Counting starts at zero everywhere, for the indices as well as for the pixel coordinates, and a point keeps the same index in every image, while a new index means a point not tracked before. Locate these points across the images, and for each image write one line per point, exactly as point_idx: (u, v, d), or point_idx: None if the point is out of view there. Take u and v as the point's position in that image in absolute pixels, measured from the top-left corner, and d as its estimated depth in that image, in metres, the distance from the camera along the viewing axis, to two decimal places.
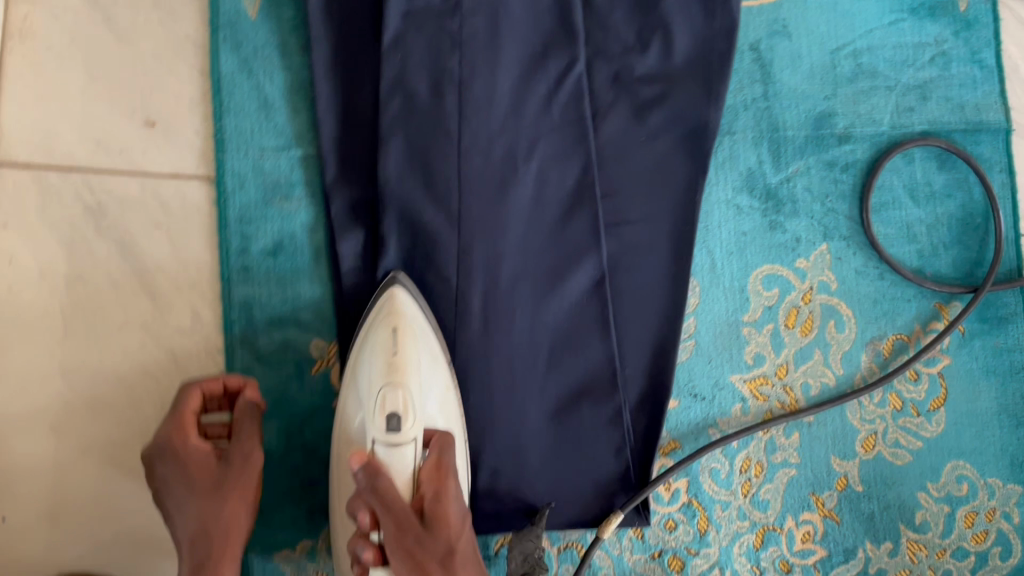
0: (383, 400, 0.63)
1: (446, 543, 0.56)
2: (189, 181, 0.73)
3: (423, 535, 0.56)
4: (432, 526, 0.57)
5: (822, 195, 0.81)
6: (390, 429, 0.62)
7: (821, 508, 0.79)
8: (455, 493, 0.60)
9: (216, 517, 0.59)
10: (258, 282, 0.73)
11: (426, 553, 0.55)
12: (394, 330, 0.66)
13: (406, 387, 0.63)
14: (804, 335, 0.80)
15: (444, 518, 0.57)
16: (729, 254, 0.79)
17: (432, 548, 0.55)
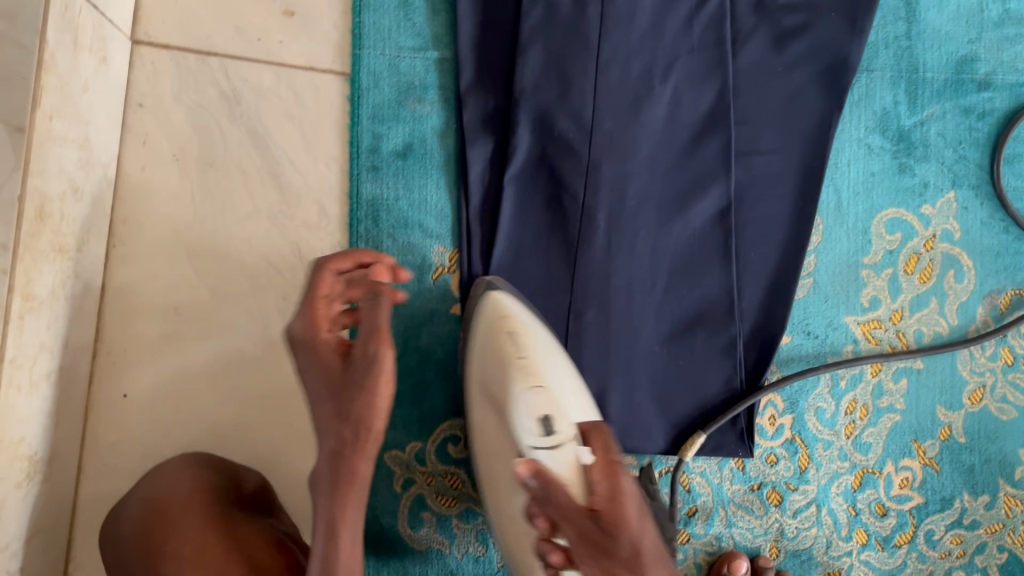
0: (526, 406, 0.56)
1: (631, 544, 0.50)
2: (325, 74, 0.73)
3: (596, 535, 0.50)
4: (611, 530, 0.49)
5: (955, 141, 0.79)
6: (546, 433, 0.55)
7: (922, 456, 0.79)
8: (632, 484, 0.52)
9: (348, 414, 0.57)
10: (386, 182, 0.73)
11: (614, 559, 0.50)
12: (514, 332, 0.61)
13: (550, 388, 0.57)
14: (922, 282, 0.79)
15: (622, 520, 0.50)
16: (855, 194, 0.78)
17: (618, 555, 0.50)
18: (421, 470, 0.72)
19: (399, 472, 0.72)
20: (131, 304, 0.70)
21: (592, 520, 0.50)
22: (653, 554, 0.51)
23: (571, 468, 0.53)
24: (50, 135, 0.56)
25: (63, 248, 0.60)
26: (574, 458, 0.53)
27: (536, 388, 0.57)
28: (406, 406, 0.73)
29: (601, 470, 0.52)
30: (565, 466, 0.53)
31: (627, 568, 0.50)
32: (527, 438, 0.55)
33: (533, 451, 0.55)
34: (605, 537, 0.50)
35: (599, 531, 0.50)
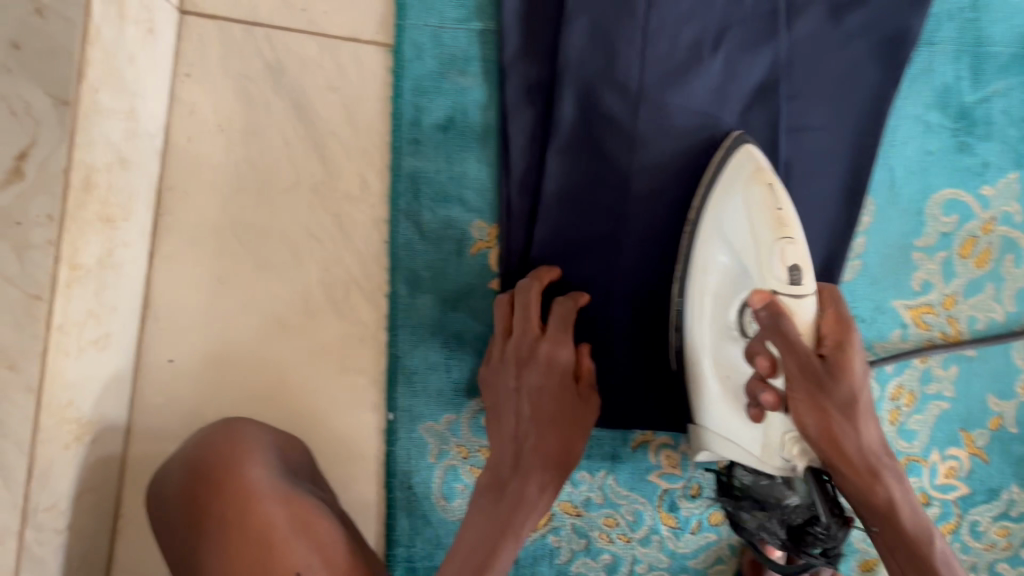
0: (774, 258, 0.54)
1: (852, 395, 0.55)
2: (367, 46, 0.73)
3: (827, 380, 0.54)
4: (836, 372, 0.54)
5: (1020, 119, 0.76)
6: (793, 282, 0.54)
7: (970, 445, 0.77)
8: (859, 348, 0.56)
9: (567, 449, 0.65)
10: (427, 156, 0.73)
11: (831, 402, 0.54)
12: (774, 185, 0.56)
13: (800, 241, 0.54)
14: (977, 266, 0.76)
15: (847, 365, 0.55)
16: (910, 174, 0.75)
17: (839, 398, 0.54)
18: (456, 443, 0.74)
19: (434, 444, 0.74)
20: (178, 272, 0.72)
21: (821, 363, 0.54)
22: (868, 410, 0.57)
23: (809, 325, 0.54)
24: (96, 107, 0.57)
25: (108, 218, 0.62)
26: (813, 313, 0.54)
27: (789, 236, 0.54)
28: (442, 378, 0.74)
29: (832, 328, 0.56)
30: (806, 318, 0.54)
31: (844, 414, 0.55)
32: (772, 282, 0.54)
33: (772, 292, 0.54)
34: (834, 381, 0.54)
35: (829, 375, 0.54)
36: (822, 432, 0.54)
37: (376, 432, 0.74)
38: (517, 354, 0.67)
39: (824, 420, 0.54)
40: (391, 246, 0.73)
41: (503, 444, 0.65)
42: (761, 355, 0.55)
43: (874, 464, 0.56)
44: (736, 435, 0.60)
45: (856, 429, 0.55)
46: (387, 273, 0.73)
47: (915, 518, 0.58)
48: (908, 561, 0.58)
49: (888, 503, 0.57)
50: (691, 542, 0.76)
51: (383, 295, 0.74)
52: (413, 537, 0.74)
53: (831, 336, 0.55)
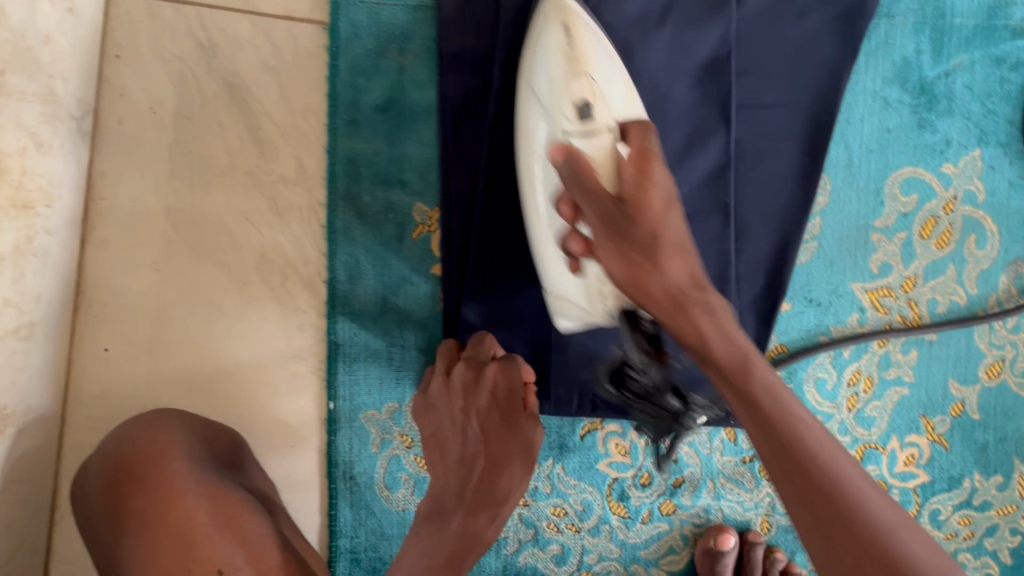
0: (565, 96, 0.53)
1: (651, 233, 0.43)
2: (303, 24, 0.71)
3: (616, 217, 0.44)
4: (633, 214, 0.43)
5: (984, 94, 0.73)
6: (583, 118, 0.52)
7: (930, 432, 0.74)
8: (664, 176, 0.44)
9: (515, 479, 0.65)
10: (365, 138, 0.71)
11: (630, 244, 0.44)
12: (566, 27, 0.54)
13: (594, 77, 0.53)
14: (939, 248, 0.73)
15: (646, 201, 0.43)
16: (868, 152, 0.73)
17: (639, 244, 0.44)
18: (399, 433, 0.73)
19: (377, 434, 0.72)
20: (110, 260, 0.70)
21: (614, 203, 0.44)
22: (676, 246, 0.44)
23: (606, 155, 0.48)
24: (4, 90, 0.55)
25: (27, 205, 0.59)
26: (608, 145, 0.49)
27: (577, 75, 0.53)
28: (384, 366, 0.72)
29: (631, 165, 0.43)
30: (600, 151, 0.48)
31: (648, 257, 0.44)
32: (564, 124, 0.53)
33: (567, 137, 0.52)
34: (626, 222, 0.44)
35: (620, 211, 0.44)
36: (626, 276, 0.45)
37: (317, 422, 0.72)
38: (462, 382, 0.66)
39: (627, 264, 0.45)
40: (329, 231, 0.71)
41: (449, 475, 0.66)
42: (561, 202, 0.51)
43: (679, 298, 0.45)
44: (565, 289, 0.59)
45: (658, 268, 0.44)
46: (326, 259, 0.71)
47: (733, 350, 0.44)
48: (786, 460, 0.40)
49: (696, 334, 0.45)
50: (642, 532, 0.74)
51: (321, 282, 0.72)
52: (356, 528, 0.73)
53: (629, 169, 0.44)
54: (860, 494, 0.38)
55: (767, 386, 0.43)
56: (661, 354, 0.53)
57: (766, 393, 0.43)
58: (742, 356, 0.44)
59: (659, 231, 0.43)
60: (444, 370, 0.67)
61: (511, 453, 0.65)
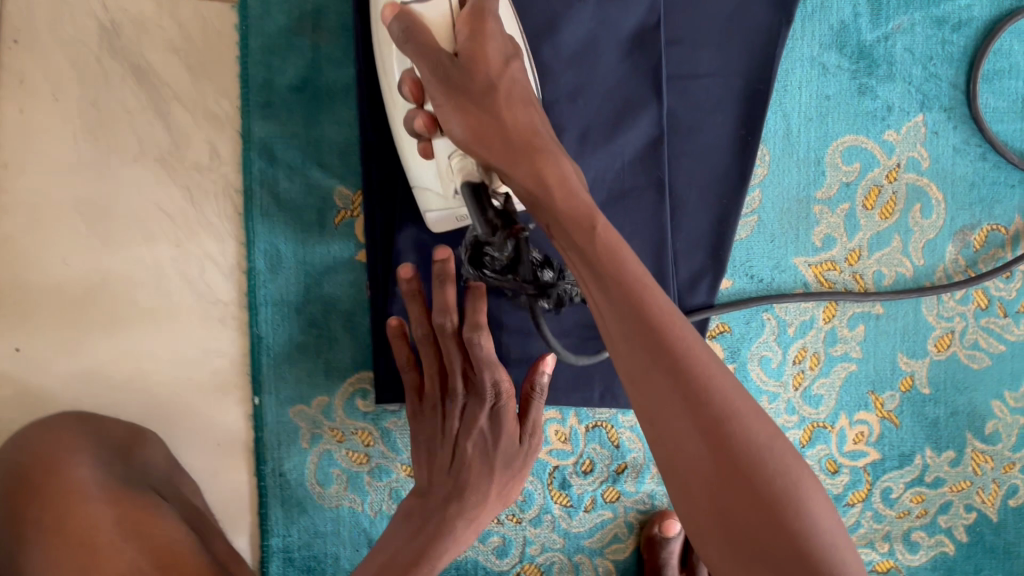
0: None
1: (487, 82, 0.46)
2: (211, 4, 0.67)
3: (452, 73, 0.46)
4: (467, 66, 0.46)
5: (925, 57, 0.70)
6: None
7: (879, 409, 0.72)
8: (498, 31, 0.47)
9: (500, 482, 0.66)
10: (281, 120, 0.67)
11: (465, 96, 0.46)
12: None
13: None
14: (883, 218, 0.71)
15: (482, 54, 0.46)
16: (807, 121, 0.70)
17: (475, 93, 0.46)
18: (329, 426, 0.70)
19: (306, 429, 0.70)
20: (17, 256, 0.66)
21: (448, 58, 0.47)
22: (514, 99, 0.47)
23: (444, 20, 0.48)
24: None
25: None
26: (445, 7, 0.49)
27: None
28: (310, 358, 0.69)
29: (467, 20, 0.47)
30: (438, 17, 0.49)
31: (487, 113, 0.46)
32: None
33: (403, 3, 0.50)
34: (462, 73, 0.46)
35: (457, 67, 0.46)
36: (467, 133, 0.46)
37: (242, 418, 0.69)
38: (461, 397, 0.65)
39: (469, 119, 0.46)
40: (247, 218, 0.68)
41: (435, 473, 0.65)
42: (406, 78, 0.53)
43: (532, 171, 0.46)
44: (422, 176, 0.59)
45: (498, 115, 0.46)
46: (244, 247, 0.68)
47: (575, 204, 0.45)
48: (628, 329, 0.41)
49: (534, 178, 0.46)
50: (585, 521, 0.72)
51: (241, 272, 0.68)
52: (288, 526, 0.70)
53: (464, 28, 0.47)
54: (696, 362, 0.39)
55: (617, 258, 0.43)
56: (514, 224, 0.49)
57: (613, 266, 0.43)
58: (587, 215, 0.45)
59: (494, 86, 0.46)
60: (433, 372, 0.65)
61: (508, 460, 0.66)
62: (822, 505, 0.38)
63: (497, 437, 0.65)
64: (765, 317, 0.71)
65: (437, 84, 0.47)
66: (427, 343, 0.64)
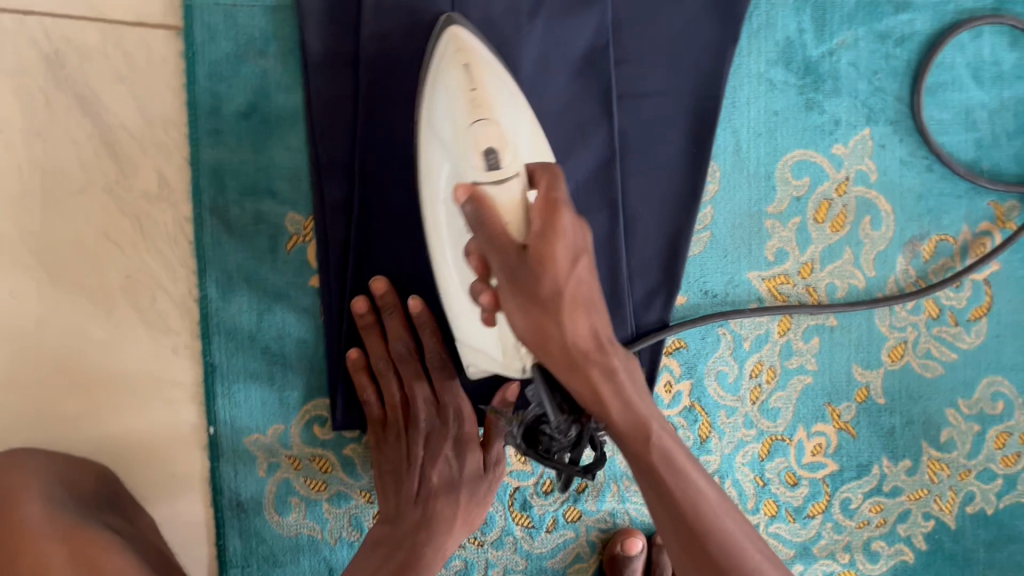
0: (472, 139, 0.51)
1: (555, 288, 0.42)
2: (155, 30, 0.66)
3: (520, 274, 0.42)
4: (536, 267, 0.42)
5: (870, 71, 0.71)
6: (490, 166, 0.50)
7: (836, 420, 0.72)
8: (573, 225, 0.43)
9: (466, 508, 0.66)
10: (231, 147, 0.67)
11: (528, 294, 0.42)
12: (468, 67, 0.53)
13: (498, 122, 0.52)
14: (834, 231, 0.71)
15: (550, 255, 0.42)
16: (756, 136, 0.70)
17: (540, 296, 0.42)
18: (286, 454, 0.69)
19: (263, 457, 0.69)
20: None
21: (518, 257, 0.43)
22: (579, 303, 0.43)
23: (515, 206, 0.46)
24: None
25: None
26: (518, 193, 0.47)
27: (484, 121, 0.52)
28: (265, 386, 0.69)
29: (539, 213, 0.43)
30: (509, 200, 0.47)
31: (550, 315, 0.43)
32: (473, 173, 0.51)
33: (475, 183, 0.50)
34: (529, 274, 0.42)
35: (524, 265, 0.42)
36: (531, 331, 0.44)
37: (197, 449, 0.69)
38: (424, 425, 0.67)
39: (533, 321, 0.43)
40: (197, 246, 0.67)
41: (404, 504, 0.66)
42: (473, 255, 0.48)
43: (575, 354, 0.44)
44: (477, 339, 0.58)
45: (561, 327, 0.43)
46: (196, 277, 0.68)
47: (631, 416, 0.46)
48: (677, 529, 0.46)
49: (592, 396, 0.45)
50: (547, 541, 0.72)
51: (193, 301, 0.68)
52: (247, 557, 0.69)
53: (538, 219, 0.43)
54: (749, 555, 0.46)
55: (676, 466, 0.46)
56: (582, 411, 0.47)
57: (678, 489, 0.46)
58: (643, 420, 0.46)
59: (561, 290, 0.42)
60: (395, 402, 0.67)
61: (473, 486, 0.67)
62: None
63: (461, 463, 0.67)
64: (719, 333, 0.71)
65: (504, 281, 0.44)
66: (387, 373, 0.66)
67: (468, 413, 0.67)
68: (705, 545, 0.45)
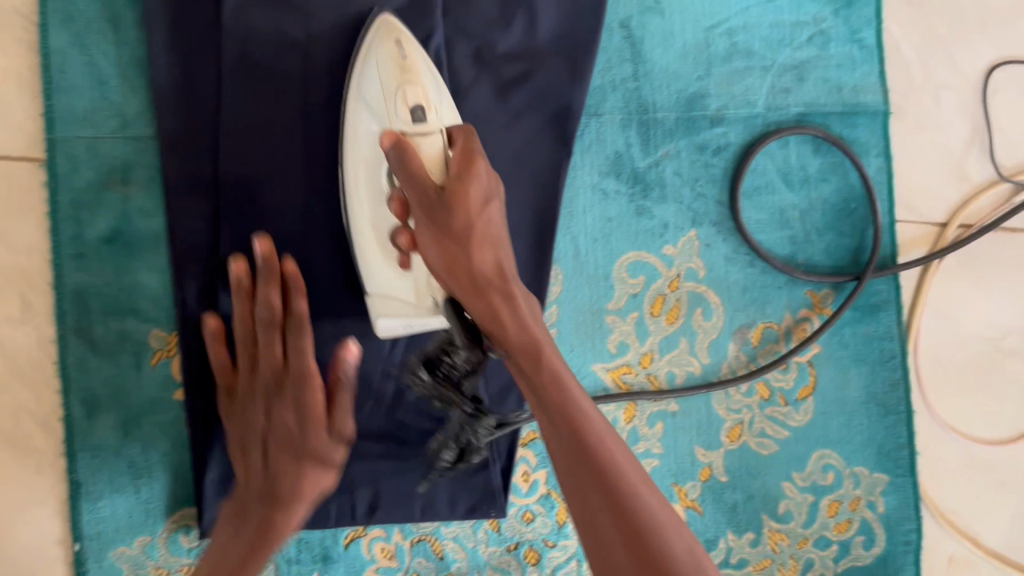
0: (399, 98, 0.59)
1: (466, 223, 0.53)
2: (18, 163, 0.69)
3: (436, 206, 0.54)
4: (450, 201, 0.53)
5: (692, 179, 0.78)
6: (415, 120, 0.57)
7: (683, 498, 0.78)
8: (485, 173, 0.55)
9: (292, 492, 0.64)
10: (93, 270, 0.69)
11: (445, 220, 0.53)
12: (400, 44, 0.60)
13: (424, 85, 0.59)
14: (669, 323, 0.78)
15: (463, 193, 0.53)
16: (593, 241, 0.77)
17: (452, 222, 0.53)
18: (153, 565, 0.71)
19: (129, 570, 0.70)
20: None
21: (436, 193, 0.54)
22: (487, 238, 0.54)
23: (434, 156, 0.56)
24: None
25: None
26: (438, 145, 0.56)
27: (409, 82, 0.59)
28: (131, 499, 0.70)
29: (458, 161, 0.55)
30: (431, 150, 0.56)
31: (461, 242, 0.53)
32: (398, 124, 0.58)
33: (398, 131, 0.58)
34: (444, 209, 0.53)
35: (441, 202, 0.53)
36: (442, 261, 0.54)
37: (63, 565, 0.70)
38: (270, 394, 0.65)
39: (444, 250, 0.54)
40: (61, 366, 0.69)
41: (251, 471, 0.64)
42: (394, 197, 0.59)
43: (478, 280, 0.54)
44: (391, 289, 0.64)
45: (469, 255, 0.53)
46: (60, 396, 0.70)
47: (525, 335, 0.52)
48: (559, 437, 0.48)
49: (489, 313, 0.53)
50: None
51: (58, 420, 0.70)
52: None
53: (455, 167, 0.55)
54: (623, 471, 0.46)
55: (560, 384, 0.50)
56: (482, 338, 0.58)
57: (567, 404, 0.49)
58: (535, 347, 0.52)
59: (472, 225, 0.53)
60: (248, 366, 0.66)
61: (321, 454, 0.65)
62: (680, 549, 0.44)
63: (305, 429, 0.65)
64: None
65: (422, 213, 0.54)
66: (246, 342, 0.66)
67: (317, 378, 0.65)
68: (588, 452, 0.47)
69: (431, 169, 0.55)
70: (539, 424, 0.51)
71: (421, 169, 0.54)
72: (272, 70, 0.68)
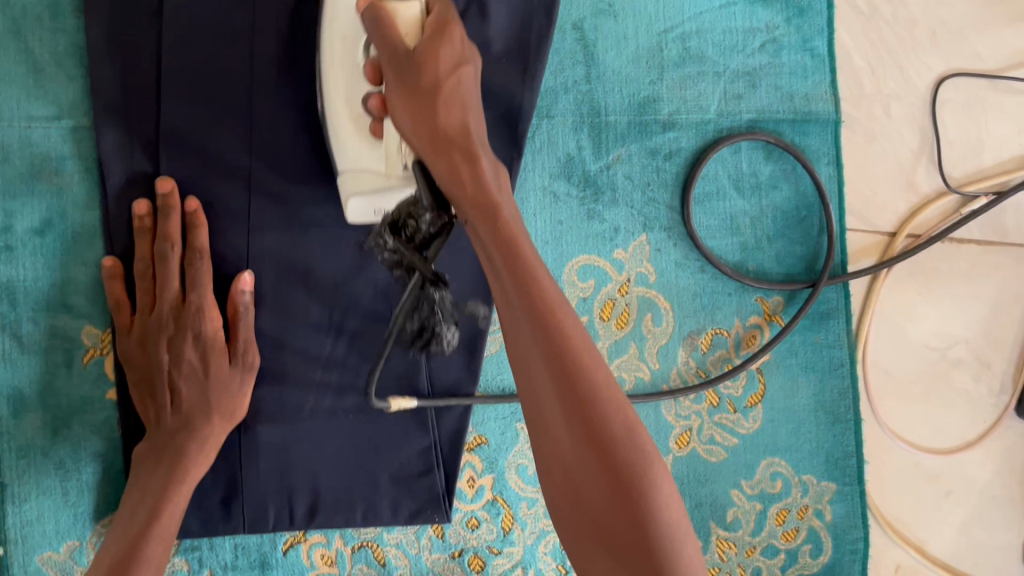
0: None
1: (434, 80, 0.50)
2: None
3: (408, 67, 0.51)
4: (422, 60, 0.50)
5: (643, 183, 0.78)
6: None
7: None
8: (461, 42, 0.52)
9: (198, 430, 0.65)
10: (22, 263, 0.67)
11: (416, 78, 0.50)
12: None
13: None
14: (619, 328, 0.77)
15: (436, 55, 0.50)
16: (544, 244, 0.76)
17: (422, 79, 0.50)
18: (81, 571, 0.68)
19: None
20: None
21: (408, 55, 0.51)
22: (458, 97, 0.50)
23: (409, 23, 0.52)
24: None
25: None
26: (415, 12, 0.52)
27: None
28: (58, 503, 0.68)
29: (431, 28, 0.51)
30: (408, 15, 0.52)
31: (428, 94, 0.50)
32: None
33: None
34: (413, 67, 0.50)
35: (412, 62, 0.51)
36: (409, 121, 0.50)
37: None
38: (165, 329, 0.65)
39: (411, 109, 0.50)
40: None
41: (162, 412, 0.65)
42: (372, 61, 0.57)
43: (445, 138, 0.49)
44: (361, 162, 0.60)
45: (437, 111, 0.49)
46: None
47: (480, 193, 0.47)
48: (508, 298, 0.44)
49: (450, 171, 0.48)
50: None
51: None
52: None
53: (429, 32, 0.51)
54: (567, 331, 0.42)
55: (507, 237, 0.45)
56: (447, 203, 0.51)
57: (522, 272, 0.44)
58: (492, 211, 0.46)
59: (440, 83, 0.50)
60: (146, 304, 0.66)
61: (226, 388, 0.66)
62: (617, 398, 0.42)
63: (209, 365, 0.66)
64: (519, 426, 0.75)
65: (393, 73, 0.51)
66: (145, 276, 0.66)
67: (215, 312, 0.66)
68: (534, 313, 0.42)
69: (403, 35, 0.52)
70: (490, 277, 0.46)
71: (396, 31, 0.52)
72: (216, 61, 0.66)
